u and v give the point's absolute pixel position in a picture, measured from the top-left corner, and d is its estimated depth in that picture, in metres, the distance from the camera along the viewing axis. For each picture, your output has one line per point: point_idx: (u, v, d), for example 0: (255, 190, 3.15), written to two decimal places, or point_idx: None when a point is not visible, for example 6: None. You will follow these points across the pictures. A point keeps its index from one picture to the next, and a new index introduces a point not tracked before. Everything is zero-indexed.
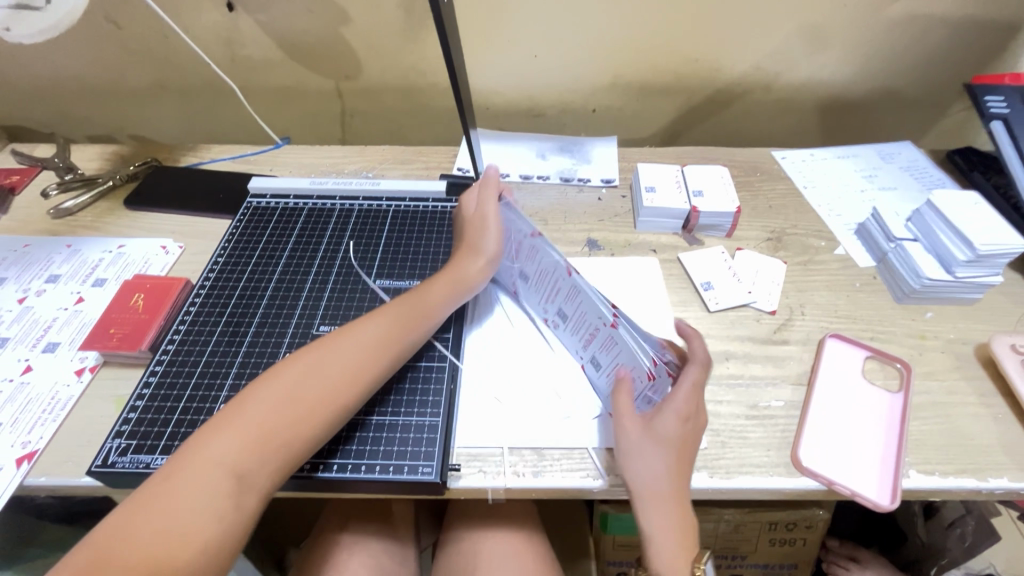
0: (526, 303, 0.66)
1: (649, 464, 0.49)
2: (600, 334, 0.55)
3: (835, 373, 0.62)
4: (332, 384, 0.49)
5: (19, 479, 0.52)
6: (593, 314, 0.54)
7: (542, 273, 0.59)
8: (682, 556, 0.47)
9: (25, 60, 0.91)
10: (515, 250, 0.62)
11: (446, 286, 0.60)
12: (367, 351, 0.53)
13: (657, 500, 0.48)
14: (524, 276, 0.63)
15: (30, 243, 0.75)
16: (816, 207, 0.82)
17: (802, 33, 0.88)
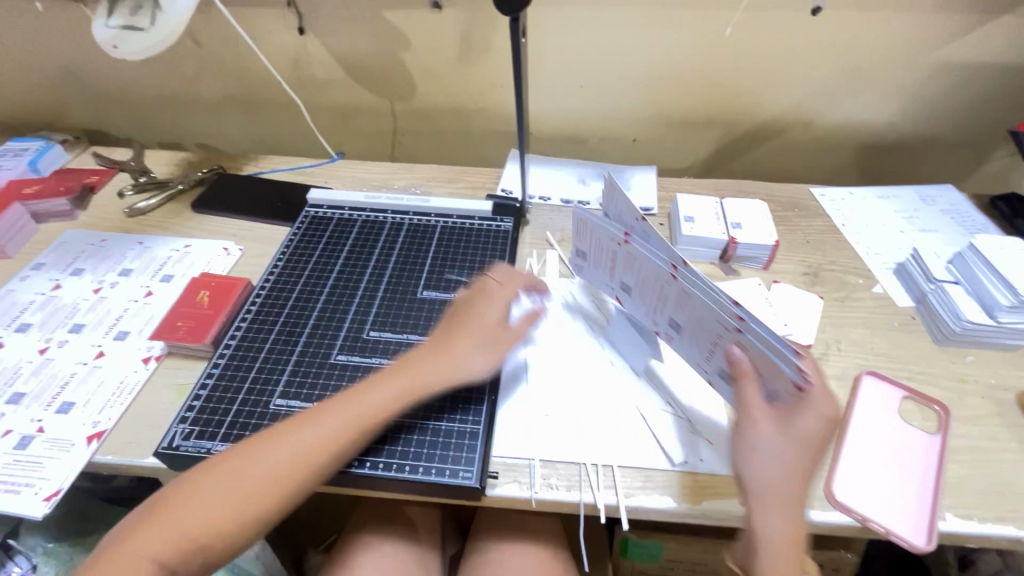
0: (631, 312, 0.64)
1: (775, 457, 0.48)
2: (723, 340, 0.52)
3: (872, 409, 0.62)
4: (267, 492, 0.48)
5: (89, 455, 0.56)
6: (714, 322, 0.51)
7: (644, 275, 0.58)
8: (789, 567, 0.46)
9: (112, 72, 1.00)
10: (610, 259, 0.63)
11: (396, 394, 0.53)
12: (307, 459, 0.49)
13: (777, 500, 0.47)
14: (625, 285, 0.62)
15: (107, 238, 0.81)
16: (854, 245, 0.83)
17: (845, 75, 0.91)
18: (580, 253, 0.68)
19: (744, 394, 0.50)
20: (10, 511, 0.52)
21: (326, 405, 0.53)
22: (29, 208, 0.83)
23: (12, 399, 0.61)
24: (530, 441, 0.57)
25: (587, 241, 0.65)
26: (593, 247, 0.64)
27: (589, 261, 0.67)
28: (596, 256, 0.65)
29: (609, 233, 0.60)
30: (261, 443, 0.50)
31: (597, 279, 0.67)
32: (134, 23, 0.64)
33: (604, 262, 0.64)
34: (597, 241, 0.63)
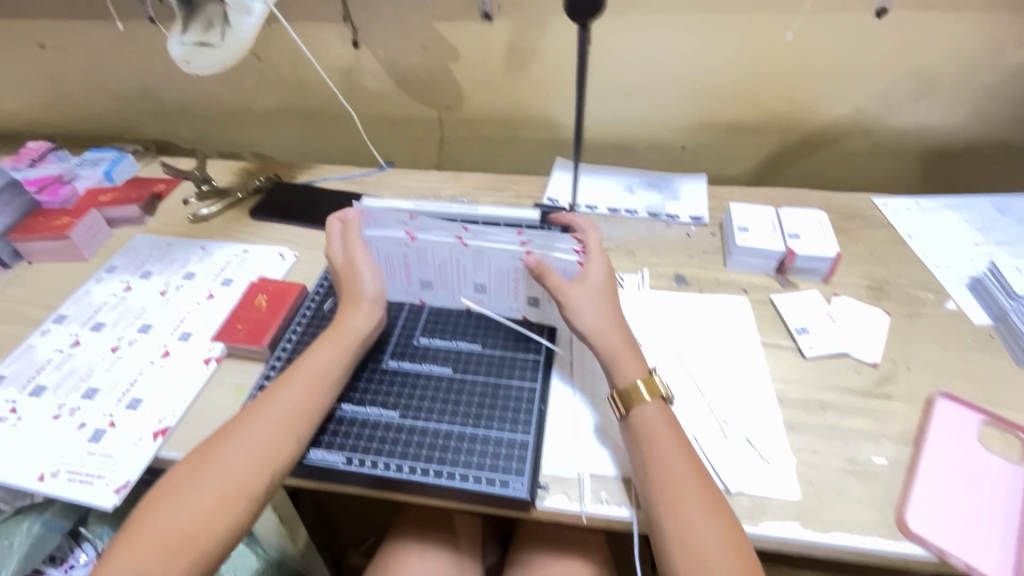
0: (495, 310, 0.67)
1: (591, 312, 0.58)
2: (522, 272, 0.62)
3: (948, 434, 0.58)
4: (250, 464, 0.49)
5: (155, 450, 0.59)
6: (508, 262, 0.61)
7: (454, 265, 0.64)
8: (635, 367, 0.55)
9: (179, 86, 1.05)
10: (453, 269, 0.64)
11: (336, 351, 0.57)
12: (279, 423, 0.52)
13: (605, 337, 0.57)
14: (479, 285, 0.65)
15: (172, 243, 0.85)
16: (922, 257, 0.78)
17: (912, 79, 0.86)
18: (414, 283, 0.67)
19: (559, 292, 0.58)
20: (84, 501, 0.55)
21: (269, 393, 0.54)
22: (105, 214, 0.88)
23: (87, 394, 0.64)
24: (581, 454, 0.56)
25: (391, 271, 0.66)
26: (395, 269, 0.66)
27: (406, 286, 0.68)
28: (402, 273, 0.66)
29: (392, 243, 0.62)
30: (224, 434, 0.51)
31: (444, 297, 0.68)
32: (205, 39, 0.67)
33: (450, 275, 0.65)
34: (424, 266, 0.64)
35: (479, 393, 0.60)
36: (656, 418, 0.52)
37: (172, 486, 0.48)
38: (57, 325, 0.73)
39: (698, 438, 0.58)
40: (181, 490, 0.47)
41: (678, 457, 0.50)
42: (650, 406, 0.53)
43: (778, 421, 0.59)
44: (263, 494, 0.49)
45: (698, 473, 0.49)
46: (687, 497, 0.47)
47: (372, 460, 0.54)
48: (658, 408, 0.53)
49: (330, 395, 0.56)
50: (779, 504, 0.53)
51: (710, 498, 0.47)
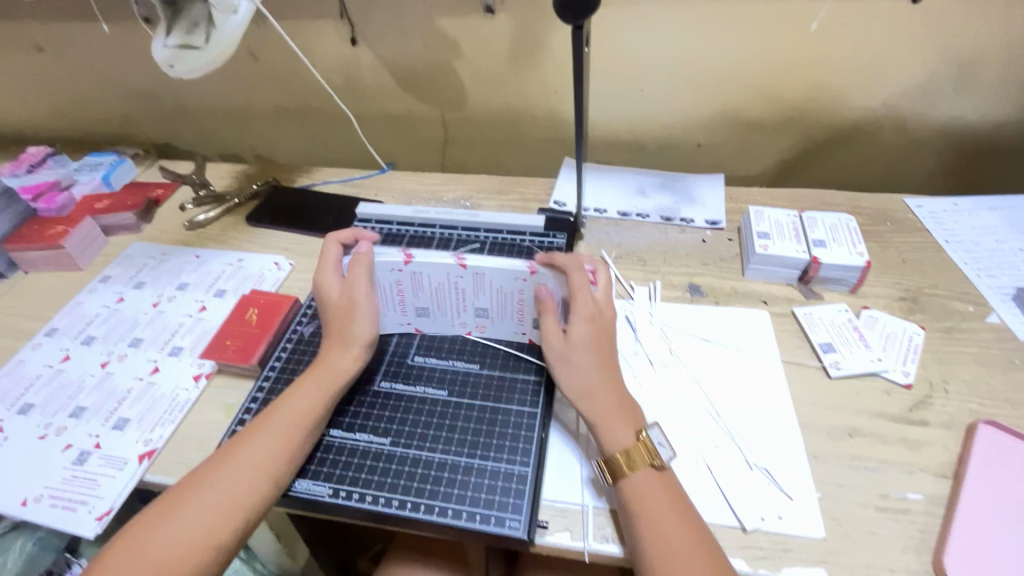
0: (497, 334, 0.63)
1: (574, 365, 0.54)
2: (526, 292, 0.59)
3: (995, 467, 0.52)
4: (220, 513, 0.46)
5: (140, 474, 0.56)
6: (509, 283, 0.59)
7: (450, 289, 0.60)
8: (625, 432, 0.50)
9: (177, 88, 1.03)
10: (451, 295, 0.61)
11: (319, 391, 0.54)
12: (254, 470, 0.49)
13: (590, 392, 0.53)
14: (480, 309, 0.62)
15: (167, 252, 0.83)
16: (961, 265, 0.72)
17: (951, 69, 0.79)
18: (410, 312, 0.63)
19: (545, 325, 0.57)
20: (66, 528, 0.53)
21: (250, 429, 0.52)
22: (100, 222, 0.86)
23: (74, 412, 0.63)
24: (582, 485, 0.52)
25: (386, 299, 0.62)
26: (391, 298, 0.61)
27: (401, 315, 0.63)
28: (397, 301, 0.62)
29: (387, 269, 0.59)
30: (197, 477, 0.48)
31: (443, 324, 0.63)
32: (189, 42, 0.64)
33: (448, 302, 0.61)
34: (421, 292, 0.61)
35: (475, 418, 0.57)
36: (647, 486, 0.47)
37: (141, 527, 0.45)
38: (49, 338, 0.71)
39: (713, 469, 0.53)
40: (152, 534, 0.45)
41: (670, 517, 0.46)
42: (636, 472, 0.48)
43: (800, 449, 0.55)
44: (230, 546, 0.46)
45: (692, 532, 0.45)
46: (679, 557, 0.44)
47: (359, 493, 0.52)
48: (650, 473, 0.48)
49: (310, 439, 0.53)
50: (802, 545, 0.48)
51: (708, 563, 0.43)
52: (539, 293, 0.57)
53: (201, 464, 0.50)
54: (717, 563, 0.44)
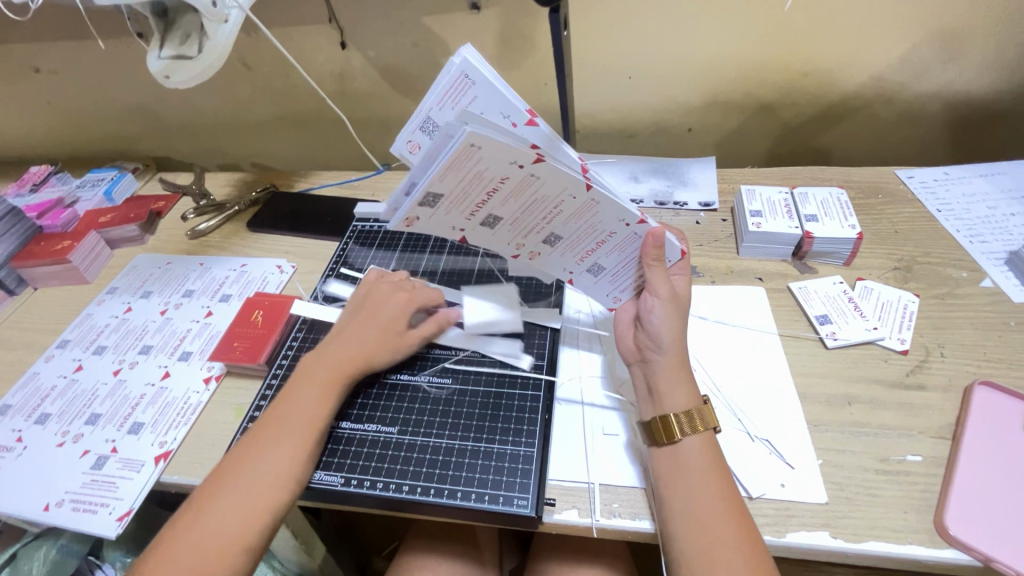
0: (546, 263, 0.59)
1: (672, 323, 0.53)
2: (617, 239, 0.54)
3: (993, 425, 0.53)
4: (247, 517, 0.47)
5: (156, 475, 0.58)
6: (607, 223, 0.53)
7: (540, 211, 0.52)
8: (687, 396, 0.51)
9: (172, 102, 1.04)
10: (537, 211, 0.52)
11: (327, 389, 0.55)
12: (275, 476, 0.49)
13: (678, 350, 0.53)
14: (551, 236, 0.55)
15: (172, 261, 0.85)
16: (954, 232, 0.73)
17: (936, 41, 0.80)
18: (476, 217, 0.53)
19: (651, 278, 0.54)
20: (88, 530, 0.55)
21: (264, 431, 0.52)
22: (105, 235, 0.88)
23: (90, 419, 0.64)
24: (589, 463, 0.53)
25: (462, 199, 0.50)
26: (470, 199, 0.50)
27: (462, 219, 0.53)
28: (470, 206, 0.51)
29: (505, 160, 0.46)
30: (216, 484, 0.49)
31: (495, 240, 0.56)
32: (183, 53, 0.66)
33: (526, 216, 0.53)
34: (509, 205, 0.51)
35: (480, 404, 0.58)
36: (700, 451, 0.48)
37: (175, 531, 0.47)
38: (61, 350, 0.73)
39: (716, 442, 0.54)
40: (185, 539, 0.46)
41: (712, 478, 0.47)
42: (694, 435, 0.49)
43: (800, 417, 0.56)
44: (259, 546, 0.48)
45: (731, 493, 0.47)
46: (719, 514, 0.45)
47: (372, 481, 0.53)
48: (701, 441, 0.49)
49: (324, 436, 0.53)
50: (805, 510, 0.49)
51: (744, 520, 0.45)
52: (658, 238, 0.53)
53: (215, 473, 0.50)
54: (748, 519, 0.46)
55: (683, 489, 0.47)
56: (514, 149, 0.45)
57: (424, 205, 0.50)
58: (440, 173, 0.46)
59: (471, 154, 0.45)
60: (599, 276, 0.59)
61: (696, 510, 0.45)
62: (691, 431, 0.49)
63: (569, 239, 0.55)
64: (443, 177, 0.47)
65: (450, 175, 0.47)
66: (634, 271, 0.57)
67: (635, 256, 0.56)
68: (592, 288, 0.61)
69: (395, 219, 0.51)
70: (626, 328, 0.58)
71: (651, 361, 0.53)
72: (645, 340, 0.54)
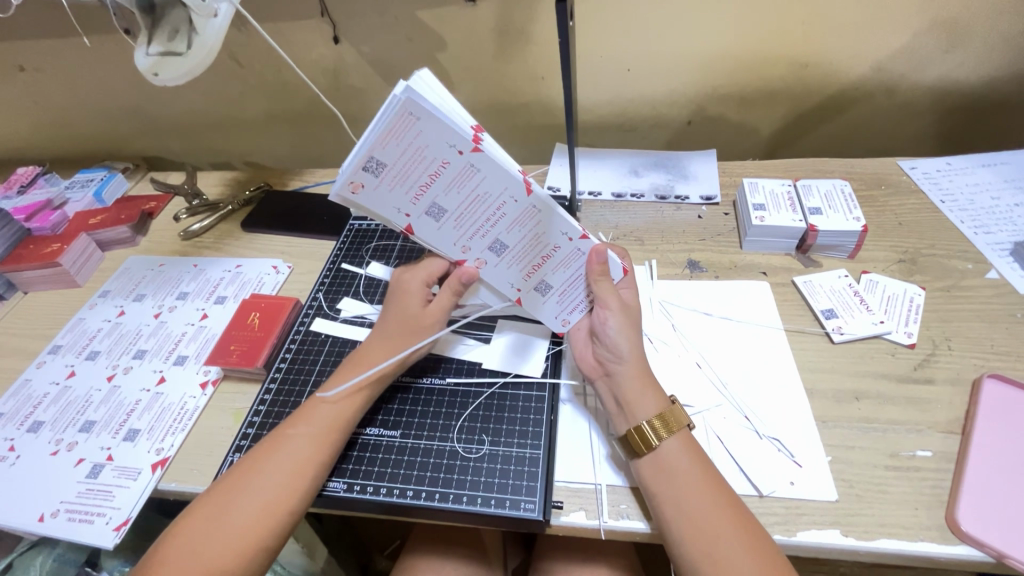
0: (490, 275, 0.57)
1: (623, 334, 0.53)
2: (559, 253, 0.55)
3: (1002, 419, 0.52)
4: (264, 515, 0.46)
5: (154, 483, 0.57)
6: (552, 236, 0.54)
7: (487, 209, 0.52)
8: (654, 401, 0.50)
9: (162, 101, 1.02)
10: (482, 211, 0.52)
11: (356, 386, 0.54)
12: (295, 473, 0.49)
13: (632, 360, 0.52)
14: (497, 241, 0.54)
15: (165, 263, 0.83)
16: (958, 223, 0.72)
17: (939, 29, 0.79)
18: (421, 203, 0.51)
19: (599, 291, 0.55)
20: (85, 540, 0.53)
21: (293, 427, 0.51)
22: (95, 237, 0.86)
23: (84, 427, 0.63)
24: (595, 464, 0.52)
25: (405, 177, 0.49)
26: (414, 180, 0.49)
27: (407, 202, 0.51)
28: (415, 188, 0.50)
29: (445, 143, 0.47)
30: (234, 481, 0.48)
31: (441, 237, 0.54)
32: (171, 49, 0.64)
33: (471, 215, 0.52)
34: (453, 194, 0.50)
35: (483, 405, 0.57)
36: (678, 452, 0.48)
37: (192, 523, 0.46)
38: (53, 356, 0.71)
39: (724, 441, 0.54)
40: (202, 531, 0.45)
41: (698, 476, 0.46)
42: (670, 438, 0.48)
43: (808, 414, 0.55)
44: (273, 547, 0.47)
45: (721, 491, 0.46)
46: (708, 514, 0.44)
47: (373, 486, 0.52)
48: (679, 442, 0.48)
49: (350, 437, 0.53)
50: (816, 509, 0.49)
51: (739, 516, 0.44)
52: (599, 254, 0.55)
53: (238, 466, 0.49)
54: (743, 514, 0.45)
55: (668, 492, 0.46)
56: (454, 129, 0.46)
57: (369, 172, 0.47)
58: (382, 137, 0.45)
59: (411, 124, 0.45)
60: (547, 292, 0.58)
61: (683, 511, 0.45)
62: (666, 433, 0.48)
63: (513, 248, 0.55)
64: (385, 146, 0.46)
65: (392, 143, 0.46)
66: (585, 288, 0.57)
67: (582, 273, 0.56)
68: (541, 306, 0.59)
69: (341, 185, 0.48)
70: (583, 345, 0.57)
71: (615, 373, 0.53)
72: (604, 353, 0.54)
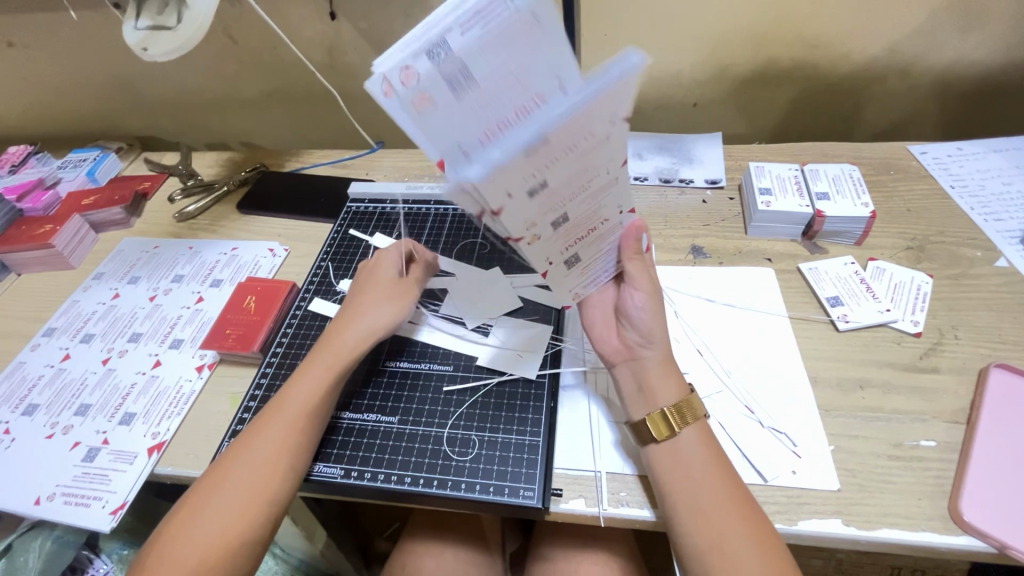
0: (532, 253, 0.44)
1: (654, 318, 0.51)
2: (608, 228, 0.48)
3: (1008, 408, 0.52)
4: (248, 509, 0.46)
5: (150, 467, 0.56)
6: (609, 210, 0.46)
7: (584, 177, 0.40)
8: (674, 389, 0.49)
9: (155, 79, 0.99)
10: (573, 176, 0.39)
11: (328, 374, 0.53)
12: (269, 464, 0.47)
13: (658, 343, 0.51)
14: (561, 216, 0.42)
15: (160, 245, 0.81)
16: (968, 210, 0.71)
17: (955, 9, 0.76)
18: (501, 146, 0.38)
19: (633, 270, 0.51)
20: (81, 523, 0.53)
21: (262, 421, 0.50)
22: (89, 218, 0.84)
23: (79, 410, 0.62)
24: (597, 452, 0.52)
25: (490, 103, 0.37)
26: (497, 112, 0.37)
27: (477, 138, 0.37)
28: (492, 121, 0.37)
29: (555, 72, 0.37)
30: (210, 481, 0.47)
31: (516, 214, 0.39)
32: (161, 23, 0.62)
33: (564, 184, 0.39)
34: (564, 167, 0.38)
35: (484, 392, 0.56)
36: (691, 443, 0.47)
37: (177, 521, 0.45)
38: (47, 338, 0.71)
39: (726, 427, 0.53)
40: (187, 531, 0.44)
41: (707, 467, 0.46)
42: (686, 428, 0.47)
43: (811, 402, 0.54)
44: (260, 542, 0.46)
45: (731, 482, 0.45)
46: (717, 507, 0.43)
47: (371, 473, 0.51)
48: (696, 432, 0.47)
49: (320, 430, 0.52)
50: (818, 497, 0.48)
51: (742, 507, 0.44)
52: (639, 229, 0.50)
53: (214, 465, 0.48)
54: (750, 507, 0.44)
55: (677, 481, 0.45)
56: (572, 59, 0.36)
57: (447, 78, 0.36)
58: (487, 38, 0.35)
59: (534, 33, 0.36)
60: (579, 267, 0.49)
61: (691, 502, 0.44)
62: (684, 423, 0.47)
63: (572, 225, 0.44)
64: (466, 31, 0.35)
65: (474, 30, 0.35)
66: (611, 260, 0.53)
67: (615, 248, 0.51)
68: (564, 284, 0.51)
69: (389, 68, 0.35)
70: (603, 328, 0.55)
71: (642, 358, 0.51)
72: (632, 336, 0.52)
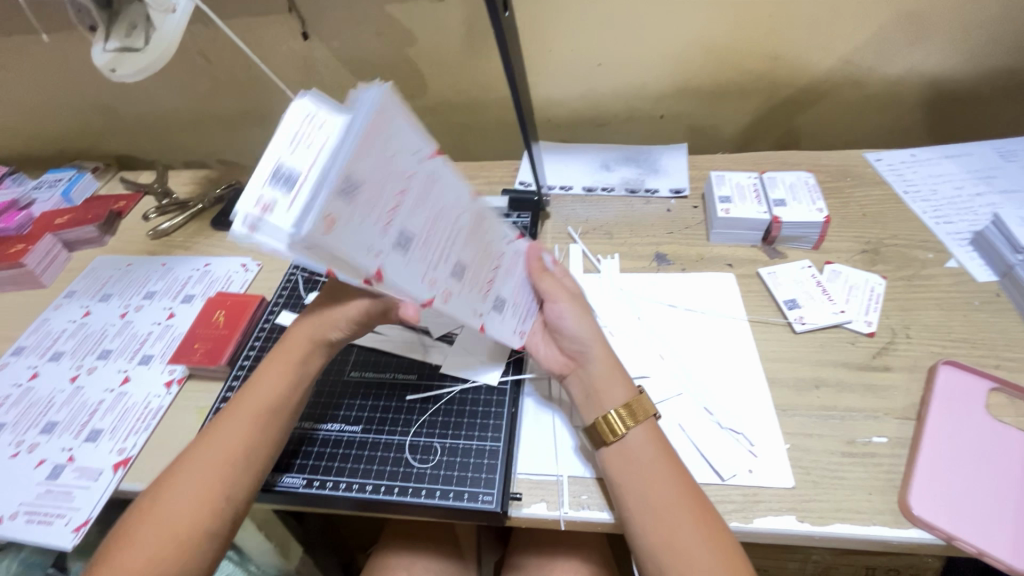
0: (456, 308, 0.47)
1: (579, 323, 0.54)
2: (503, 260, 0.53)
3: (956, 404, 0.53)
4: (195, 520, 0.45)
5: (115, 484, 0.56)
6: (495, 239, 0.52)
7: (453, 227, 0.46)
8: (621, 389, 0.51)
9: (131, 99, 1.01)
10: (443, 235, 0.45)
11: (282, 375, 0.51)
12: (218, 472, 0.47)
13: (592, 338, 0.53)
14: (459, 264, 0.47)
15: (133, 262, 0.82)
16: (920, 214, 0.73)
17: (900, 21, 0.80)
18: (389, 232, 0.39)
19: (547, 287, 0.56)
20: (43, 541, 0.53)
21: (225, 420, 0.50)
22: (62, 237, 0.85)
23: (46, 428, 0.62)
24: (558, 456, 0.53)
25: (374, 195, 0.37)
26: (380, 202, 0.38)
27: (376, 234, 0.38)
28: (381, 209, 0.38)
29: (413, 153, 0.40)
30: (163, 485, 0.47)
31: (415, 270, 0.42)
32: (129, 45, 0.63)
33: (438, 245, 0.44)
34: (425, 216, 0.42)
35: (446, 400, 0.57)
36: (643, 446, 0.48)
37: (140, 512, 0.46)
38: (16, 357, 0.71)
39: (686, 430, 0.54)
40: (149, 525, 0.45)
41: (661, 469, 0.46)
42: (635, 428, 0.49)
43: (769, 404, 0.56)
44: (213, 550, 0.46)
45: (683, 484, 0.46)
46: (670, 509, 0.44)
47: (333, 481, 0.52)
48: (644, 432, 0.49)
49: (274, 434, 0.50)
50: (773, 494, 0.49)
51: (693, 508, 0.44)
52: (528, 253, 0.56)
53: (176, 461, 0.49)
54: (703, 507, 0.45)
55: (632, 485, 0.46)
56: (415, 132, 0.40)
57: (338, 196, 0.34)
58: (341, 140, 0.34)
59: (377, 122, 0.36)
60: (501, 307, 0.53)
61: (645, 506, 0.45)
62: (632, 423, 0.49)
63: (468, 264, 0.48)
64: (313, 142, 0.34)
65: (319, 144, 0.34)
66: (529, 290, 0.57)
67: (522, 277, 0.56)
68: (499, 326, 0.53)
69: (302, 220, 0.33)
70: (543, 347, 0.56)
71: (585, 365, 0.53)
72: (568, 345, 0.54)
